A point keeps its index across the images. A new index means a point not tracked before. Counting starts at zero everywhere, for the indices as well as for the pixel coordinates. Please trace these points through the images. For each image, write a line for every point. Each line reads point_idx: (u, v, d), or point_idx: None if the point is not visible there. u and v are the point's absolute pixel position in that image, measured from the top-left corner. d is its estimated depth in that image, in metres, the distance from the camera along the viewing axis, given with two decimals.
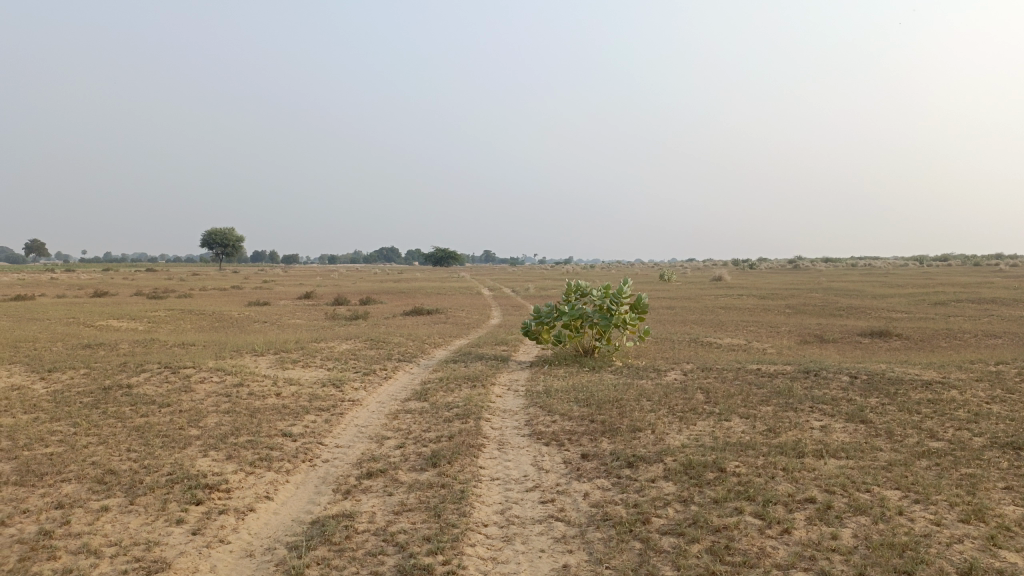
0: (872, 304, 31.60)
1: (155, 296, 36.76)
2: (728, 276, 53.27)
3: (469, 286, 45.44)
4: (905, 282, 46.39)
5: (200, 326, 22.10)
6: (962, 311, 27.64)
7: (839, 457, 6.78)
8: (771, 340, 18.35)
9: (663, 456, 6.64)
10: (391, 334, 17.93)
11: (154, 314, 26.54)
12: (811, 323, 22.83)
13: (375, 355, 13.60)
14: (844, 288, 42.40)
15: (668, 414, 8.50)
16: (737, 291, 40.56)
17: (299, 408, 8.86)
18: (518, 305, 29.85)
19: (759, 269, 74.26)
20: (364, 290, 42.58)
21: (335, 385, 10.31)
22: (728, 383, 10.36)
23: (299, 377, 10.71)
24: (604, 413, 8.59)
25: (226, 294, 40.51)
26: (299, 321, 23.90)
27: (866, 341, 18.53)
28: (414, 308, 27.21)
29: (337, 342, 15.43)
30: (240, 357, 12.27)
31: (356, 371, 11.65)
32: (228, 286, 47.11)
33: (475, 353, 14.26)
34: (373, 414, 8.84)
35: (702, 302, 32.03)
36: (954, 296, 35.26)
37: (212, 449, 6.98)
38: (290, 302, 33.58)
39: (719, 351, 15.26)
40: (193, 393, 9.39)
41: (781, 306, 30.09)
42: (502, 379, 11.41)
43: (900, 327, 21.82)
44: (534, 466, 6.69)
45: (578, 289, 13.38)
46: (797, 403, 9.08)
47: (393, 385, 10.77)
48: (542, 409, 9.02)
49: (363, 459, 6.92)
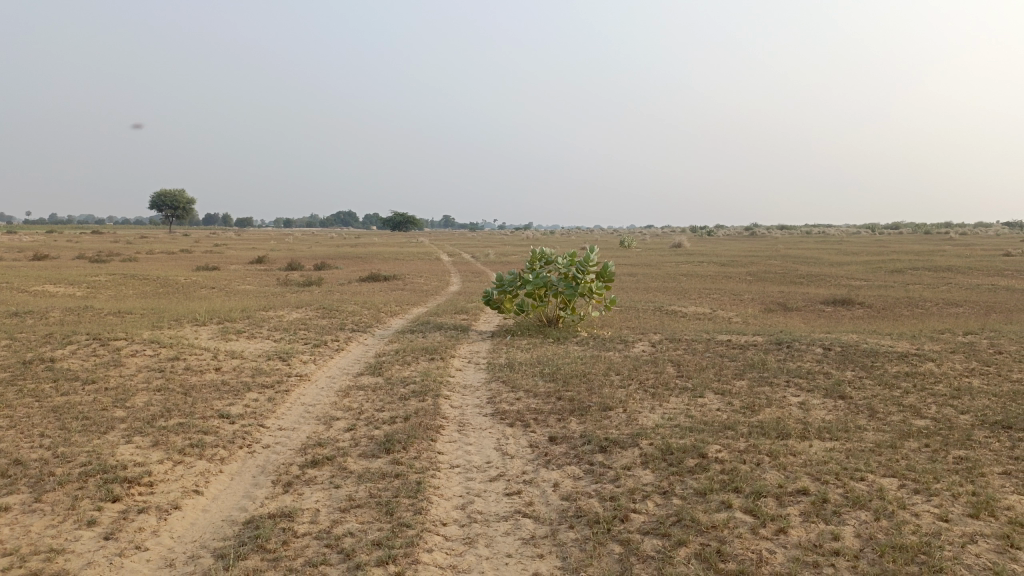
0: (831, 272, 31.59)
1: (98, 260, 35.18)
2: (688, 243, 53.33)
3: (428, 252, 42.89)
4: (860, 250, 46.66)
5: (143, 293, 20.98)
6: (919, 279, 27.71)
7: (823, 438, 6.33)
8: (735, 308, 18.03)
9: (638, 438, 6.09)
10: (344, 302, 17.12)
11: (94, 279, 25.15)
12: (774, 291, 22.59)
13: (328, 324, 12.85)
14: (802, 255, 42.45)
15: (639, 391, 7.98)
16: (697, 258, 40.32)
17: (239, 385, 8.12)
18: (477, 271, 29.13)
19: (717, 235, 74.40)
20: (318, 255, 41.37)
21: (282, 359, 9.56)
22: (699, 355, 9.89)
23: (242, 350, 9.94)
24: (571, 389, 8.04)
25: (174, 258, 38.93)
26: (249, 287, 22.87)
27: (830, 310, 18.31)
28: (370, 274, 26.31)
29: (287, 311, 14.58)
30: (180, 328, 11.41)
31: (305, 343, 10.89)
32: (176, 250, 45.40)
33: (434, 323, 13.62)
34: (322, 391, 8.15)
35: (664, 269, 31.66)
36: (910, 263, 35.51)
37: (138, 436, 6.22)
38: (241, 268, 32.29)
39: (685, 320, 14.81)
40: (122, 368, 8.56)
41: (742, 274, 29.92)
42: (462, 351, 10.79)
43: (861, 295, 21.69)
44: (497, 451, 6.09)
45: (542, 257, 12.75)
46: (773, 377, 8.63)
47: (345, 359, 10.07)
48: (505, 385, 8.42)
49: (307, 443, 6.25)
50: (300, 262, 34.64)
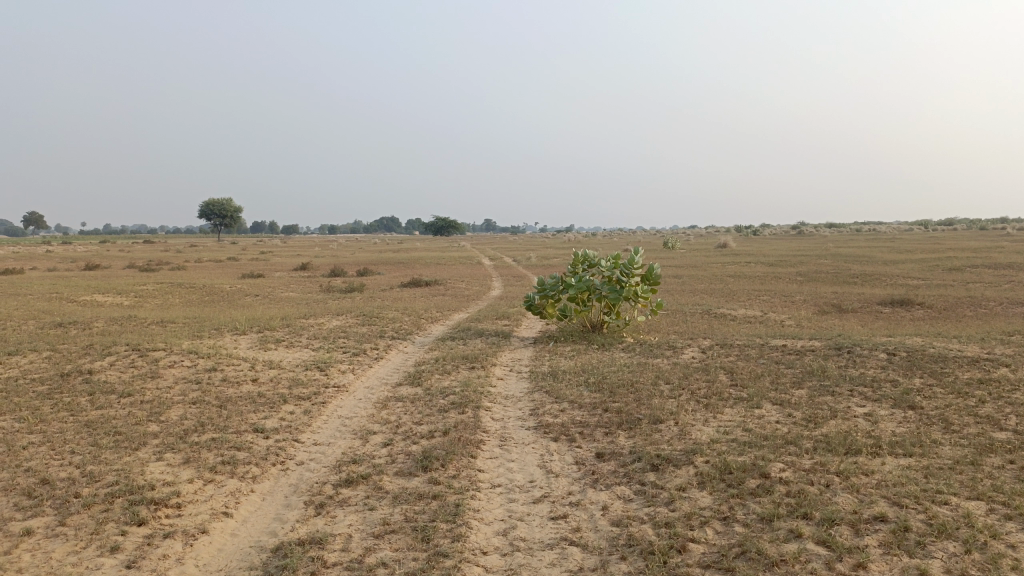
0: (885, 271, 30.46)
1: (146, 269, 35.74)
2: (734, 243, 52.27)
3: (469, 256, 42.67)
4: (913, 248, 44.98)
5: (188, 301, 21.10)
6: (980, 278, 26.50)
7: (896, 455, 5.82)
8: (787, 310, 17.36)
9: (692, 455, 5.67)
10: (385, 308, 16.92)
11: (141, 288, 25.43)
12: (826, 292, 21.76)
13: (367, 332, 12.64)
14: (853, 254, 41.15)
15: (690, 402, 7.53)
16: (743, 258, 39.37)
17: (276, 397, 7.90)
18: (519, 275, 28.78)
19: (763, 234, 72.88)
20: (361, 260, 41.52)
21: (319, 369, 9.33)
22: (753, 362, 9.38)
23: (280, 360, 9.74)
24: (619, 400, 7.62)
25: (220, 266, 39.44)
26: (292, 294, 22.89)
27: (888, 311, 17.52)
28: (412, 279, 26.17)
29: (327, 318, 14.43)
30: (219, 337, 11.29)
31: (344, 352, 10.67)
32: (222, 258, 46.06)
33: (474, 329, 13.31)
34: (359, 403, 7.88)
35: (709, 271, 30.92)
36: (968, 261, 34.10)
37: (169, 454, 6.02)
38: (285, 275, 32.49)
39: (735, 324, 14.24)
40: (158, 380, 8.41)
41: (792, 274, 29.03)
42: (504, 359, 10.45)
43: (920, 295, 20.75)
44: (541, 469, 5.72)
45: (585, 260, 12.34)
46: (834, 386, 8.09)
47: (383, 368, 9.80)
48: (548, 395, 8.05)
49: (342, 460, 5.96)
50: (342, 268, 34.73)
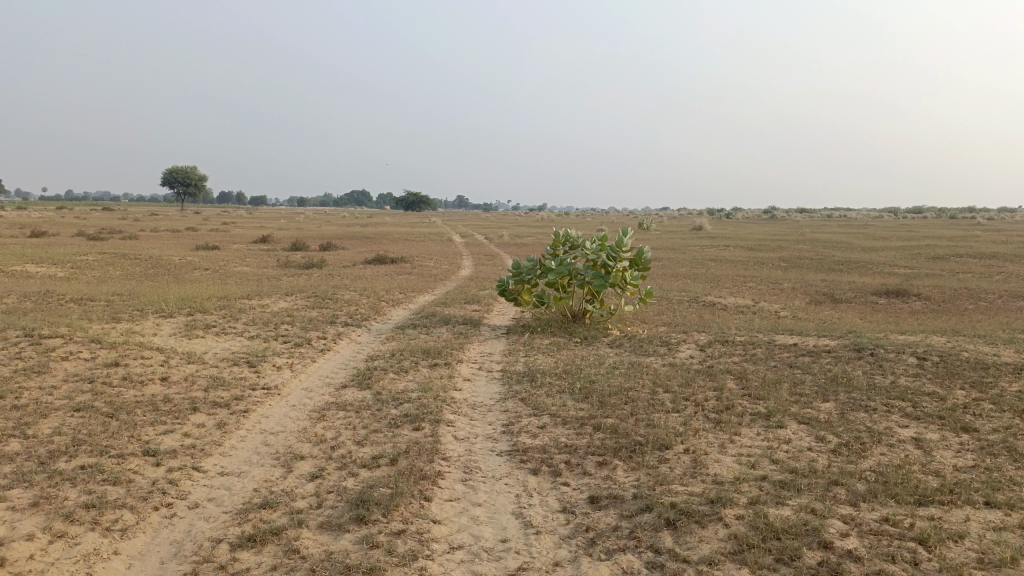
0: (868, 258, 29.41)
1: (94, 238, 33.46)
2: (709, 226, 51.41)
3: (440, 233, 40.99)
4: (888, 235, 44.19)
5: (129, 275, 19.27)
6: (967, 268, 25.62)
7: (978, 506, 4.47)
8: (779, 299, 16.15)
9: (719, 505, 4.27)
10: (342, 288, 15.29)
11: (82, 259, 23.47)
12: (815, 279, 20.59)
13: (317, 317, 11.05)
14: (832, 239, 40.32)
15: (699, 418, 6.14)
16: (722, 241, 38.28)
17: (184, 404, 6.33)
18: (490, 254, 27.26)
19: (737, 218, 72.04)
20: (325, 235, 39.65)
21: (249, 364, 7.76)
22: (764, 365, 8.03)
23: (204, 352, 8.15)
24: (612, 414, 6.20)
25: (177, 236, 37.35)
26: (246, 269, 21.15)
27: (885, 303, 16.36)
28: (377, 256, 24.49)
29: (273, 299, 12.79)
30: (139, 321, 9.64)
31: (285, 341, 9.11)
32: (182, 229, 43.81)
33: (439, 315, 11.80)
34: (292, 411, 6.36)
35: (688, 254, 29.68)
36: (949, 249, 33.32)
37: (17, 491, 4.47)
38: (242, 247, 30.55)
39: (728, 315, 12.91)
40: (41, 378, 6.78)
41: (776, 259, 27.97)
42: (472, 354, 8.98)
43: (914, 285, 19.67)
44: (516, 520, 4.27)
45: (566, 241, 10.89)
46: (866, 402, 6.76)
47: (329, 363, 8.27)
48: (524, 405, 6.61)
49: (251, 504, 4.45)
50: (304, 241, 32.97)
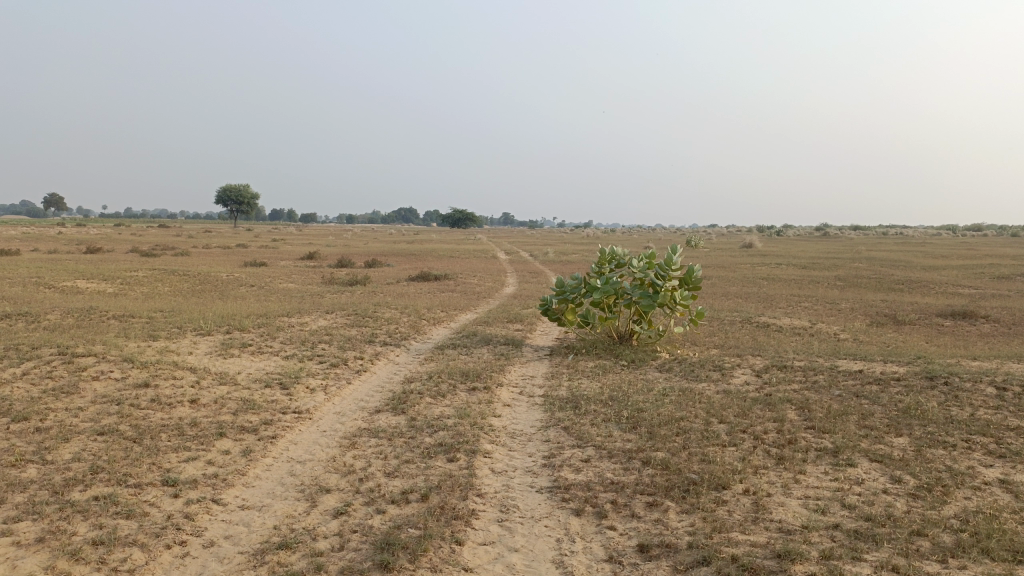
0: (929, 277, 28.20)
1: (147, 254, 34.07)
2: (759, 243, 50.30)
3: (485, 250, 40.76)
4: (948, 253, 42.51)
5: (175, 291, 19.38)
6: None
7: None
8: (837, 321, 15.40)
9: (786, 560, 3.78)
10: (384, 306, 15.04)
11: (133, 275, 23.78)
12: (874, 299, 19.70)
13: (355, 336, 10.77)
14: (890, 258, 38.95)
15: (758, 454, 5.63)
16: (773, 259, 37.27)
17: (211, 428, 6.05)
18: (535, 271, 26.89)
19: (788, 236, 70.40)
20: (372, 251, 39.81)
21: (281, 386, 7.48)
22: (827, 395, 7.45)
23: (237, 372, 7.91)
24: (663, 448, 5.72)
25: (227, 253, 37.92)
26: (290, 285, 21.13)
27: (952, 325, 15.47)
28: (421, 273, 24.29)
29: (313, 317, 12.58)
30: (175, 340, 9.47)
31: (321, 362, 8.82)
32: (233, 245, 44.44)
33: (481, 335, 11.43)
34: (321, 438, 6.02)
35: (739, 272, 28.86)
36: (1015, 269, 31.82)
37: (25, 524, 4.21)
38: (289, 264, 30.74)
39: (784, 337, 12.27)
40: (69, 399, 6.58)
41: (832, 278, 27.00)
42: (513, 377, 8.57)
43: (982, 306, 18.66)
44: (556, 569, 3.84)
45: (612, 259, 10.42)
46: (943, 438, 6.15)
47: (365, 385, 7.95)
48: (567, 435, 6.17)
49: (268, 543, 4.11)
50: (350, 258, 33.06)
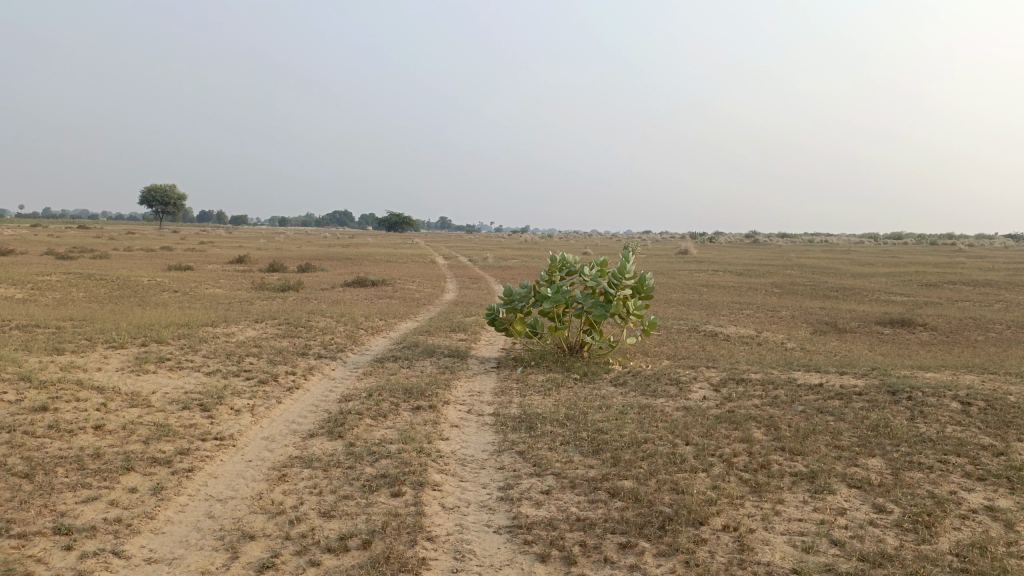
0: (861, 285, 28.69)
1: (62, 257, 32.09)
2: (695, 249, 50.86)
3: (423, 255, 39.97)
4: (876, 260, 43.54)
5: (91, 297, 18.05)
6: (964, 296, 25.03)
7: None
8: (781, 329, 15.30)
9: None
10: (318, 314, 14.22)
11: (45, 279, 22.19)
12: (814, 307, 19.80)
13: (287, 348, 9.99)
14: (821, 265, 39.85)
15: (732, 481, 5.18)
16: (710, 266, 37.59)
17: (117, 461, 5.27)
18: (476, 277, 26.31)
19: (720, 243, 71.65)
20: (305, 255, 38.55)
21: (202, 408, 6.70)
22: (791, 411, 7.09)
23: (152, 392, 7.09)
24: (629, 475, 5.22)
25: (150, 256, 36.11)
26: (218, 291, 20.00)
27: (892, 333, 15.56)
28: (357, 278, 23.38)
29: (241, 326, 11.70)
30: (84, 354, 8.53)
31: (248, 378, 8.05)
32: (159, 248, 42.50)
33: (423, 345, 10.78)
34: (247, 470, 5.31)
35: (679, 279, 28.84)
36: (941, 276, 32.70)
37: None
38: (217, 268, 29.36)
39: (734, 347, 11.97)
40: None
41: (770, 285, 27.23)
42: (460, 393, 7.97)
43: (917, 314, 18.94)
44: None
45: (562, 266, 9.93)
46: (918, 458, 5.83)
47: (297, 405, 7.22)
48: (524, 461, 5.62)
49: None
50: (283, 262, 31.84)
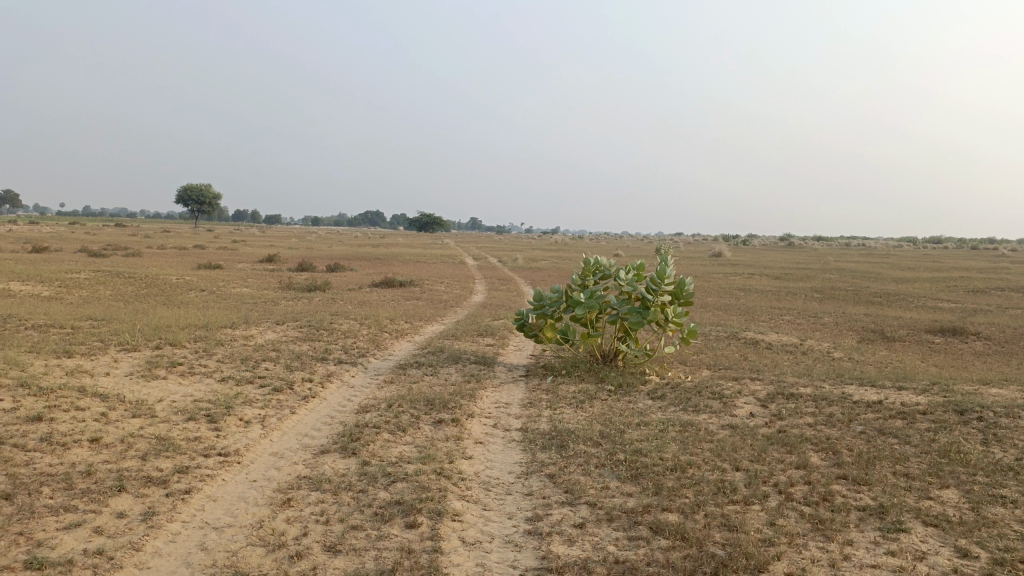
0: (904, 290, 27.64)
1: (94, 254, 32.18)
2: (729, 252, 49.87)
3: (452, 255, 39.48)
4: (918, 265, 42.11)
5: (117, 295, 17.84)
6: (1014, 303, 23.91)
7: None
8: (826, 337, 14.53)
9: None
10: (342, 316, 13.79)
11: (73, 277, 22.11)
12: (858, 313, 18.93)
13: (307, 352, 9.54)
14: (861, 269, 38.68)
15: (791, 516, 4.57)
16: (745, 269, 36.68)
17: (108, 480, 4.81)
18: (505, 279, 25.77)
19: (754, 245, 70.35)
20: (334, 254, 38.30)
21: (209, 419, 6.24)
22: (849, 432, 6.43)
23: (158, 400, 6.65)
24: (674, 507, 4.64)
25: (181, 254, 36.16)
26: (244, 291, 19.71)
27: (944, 343, 14.70)
28: (384, 278, 22.98)
29: (261, 329, 11.27)
30: (94, 358, 8.14)
31: (262, 385, 7.60)
32: (190, 246, 42.67)
33: (448, 351, 10.27)
34: (250, 492, 4.82)
35: (714, 282, 28.02)
36: (988, 282, 31.37)
37: None
38: (246, 267, 29.20)
39: (777, 357, 11.28)
40: None
41: (809, 289, 26.33)
42: (486, 405, 7.43)
43: (968, 322, 18.03)
44: None
45: (597, 270, 9.35)
46: (1000, 489, 5.16)
47: (312, 416, 6.74)
48: (555, 487, 5.06)
49: None
50: (312, 262, 31.61)
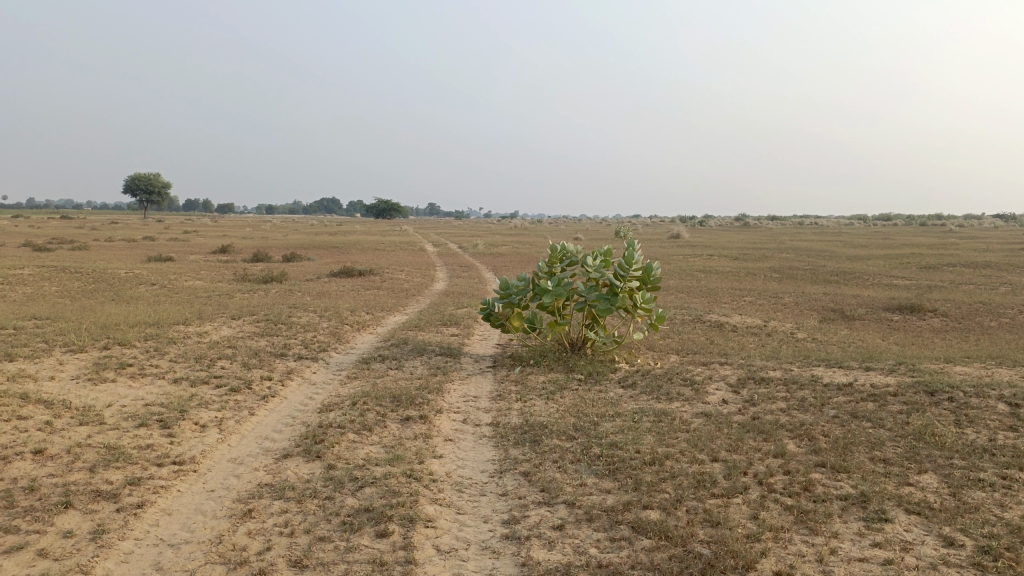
0: (860, 268, 28.09)
1: (38, 249, 30.99)
2: (687, 234, 50.27)
3: (411, 242, 39.02)
4: (871, 243, 42.91)
5: (63, 292, 17.14)
6: (965, 278, 24.45)
7: None
8: (789, 318, 14.60)
9: None
10: (301, 308, 13.41)
11: (16, 273, 21.20)
12: (817, 293, 19.12)
13: (265, 348, 9.18)
14: (816, 247, 39.27)
15: (773, 509, 4.46)
16: (704, 250, 36.93)
17: (53, 496, 4.48)
18: (467, 265, 25.48)
19: (711, 225, 71.08)
20: (290, 244, 37.52)
21: (163, 425, 5.91)
22: (823, 418, 6.36)
23: (107, 406, 6.28)
24: (654, 504, 4.48)
25: (130, 246, 35.02)
26: (197, 284, 19.09)
27: (903, 321, 14.88)
28: (343, 268, 22.53)
29: (216, 324, 10.86)
30: (37, 361, 7.70)
31: (218, 385, 7.26)
32: (140, 238, 41.39)
33: (412, 343, 10.00)
34: (208, 503, 4.54)
35: (675, 264, 28.13)
36: (938, 258, 32.10)
37: None
38: (198, 259, 28.39)
39: (744, 339, 11.25)
40: None
41: (768, 270, 26.59)
42: (453, 400, 7.20)
43: (924, 299, 18.33)
44: None
45: (564, 257, 9.16)
46: (977, 472, 5.12)
47: (272, 418, 6.44)
48: (531, 486, 4.87)
49: None
50: (268, 252, 30.87)
